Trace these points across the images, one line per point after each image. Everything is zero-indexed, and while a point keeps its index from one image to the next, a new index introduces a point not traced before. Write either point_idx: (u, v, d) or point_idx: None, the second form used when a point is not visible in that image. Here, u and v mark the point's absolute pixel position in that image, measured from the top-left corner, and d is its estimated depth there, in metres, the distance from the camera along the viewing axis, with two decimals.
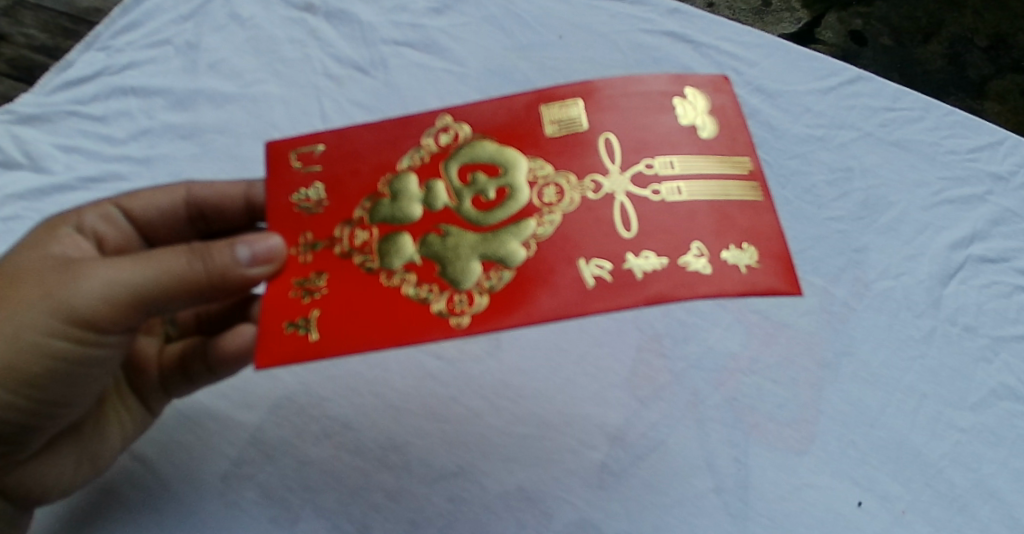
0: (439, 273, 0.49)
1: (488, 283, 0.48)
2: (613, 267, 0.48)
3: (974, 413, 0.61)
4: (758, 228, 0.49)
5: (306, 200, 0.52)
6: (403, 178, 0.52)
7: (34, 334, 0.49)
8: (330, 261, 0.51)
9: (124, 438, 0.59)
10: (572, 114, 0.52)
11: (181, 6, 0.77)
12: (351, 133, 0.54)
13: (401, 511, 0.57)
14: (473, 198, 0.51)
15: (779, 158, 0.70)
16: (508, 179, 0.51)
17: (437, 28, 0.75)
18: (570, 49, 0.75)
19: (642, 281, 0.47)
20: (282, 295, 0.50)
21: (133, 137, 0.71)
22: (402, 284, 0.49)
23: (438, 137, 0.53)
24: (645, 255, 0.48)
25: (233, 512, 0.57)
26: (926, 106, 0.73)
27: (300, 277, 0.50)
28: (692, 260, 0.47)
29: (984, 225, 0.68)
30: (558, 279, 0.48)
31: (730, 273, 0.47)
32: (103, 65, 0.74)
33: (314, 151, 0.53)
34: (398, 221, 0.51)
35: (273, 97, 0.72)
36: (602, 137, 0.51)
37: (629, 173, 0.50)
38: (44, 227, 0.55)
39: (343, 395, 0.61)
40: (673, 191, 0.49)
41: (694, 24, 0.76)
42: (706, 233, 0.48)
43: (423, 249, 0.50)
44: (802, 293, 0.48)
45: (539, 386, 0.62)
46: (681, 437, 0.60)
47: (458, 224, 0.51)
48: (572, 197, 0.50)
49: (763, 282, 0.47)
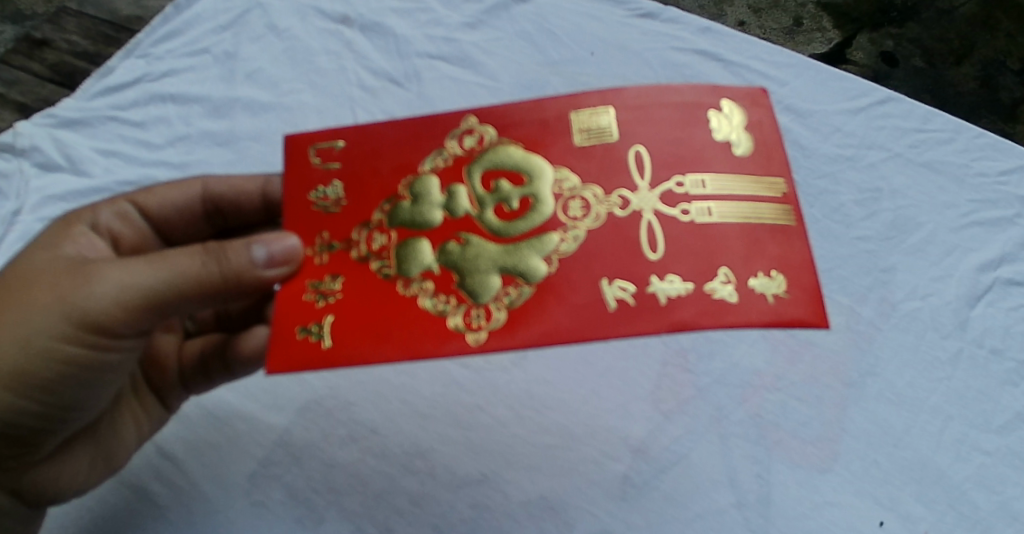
0: (457, 284, 0.49)
1: (506, 298, 0.48)
2: (636, 290, 0.47)
3: (1001, 436, 0.61)
4: (788, 257, 0.48)
5: (324, 198, 0.53)
6: (424, 181, 0.52)
7: (46, 339, 0.50)
8: (347, 265, 0.51)
9: (140, 436, 0.60)
10: (602, 122, 0.50)
11: (221, 16, 0.78)
12: (372, 130, 0.53)
13: (425, 517, 0.58)
14: (496, 207, 0.51)
15: (808, 178, 0.70)
16: (533, 188, 0.51)
17: (470, 43, 0.77)
18: (600, 66, 0.76)
19: (667, 306, 0.47)
20: (296, 298, 0.50)
21: (170, 143, 0.73)
22: (418, 294, 0.49)
23: (462, 139, 0.52)
24: (670, 278, 0.47)
25: (259, 512, 0.58)
26: (956, 128, 0.73)
27: (315, 279, 0.51)
28: (718, 287, 0.47)
29: (1013, 248, 0.68)
30: (579, 299, 0.48)
31: (756, 302, 0.47)
32: (143, 72, 0.76)
33: (333, 148, 0.53)
34: (418, 226, 0.51)
35: (308, 107, 0.74)
36: (632, 150, 0.50)
37: (658, 191, 0.49)
38: (60, 224, 0.57)
39: (372, 401, 0.62)
40: (703, 211, 0.49)
41: (725, 43, 0.76)
42: (733, 259, 0.48)
43: (441, 258, 0.50)
44: (829, 326, 0.47)
45: (563, 396, 0.62)
46: (704, 451, 0.60)
47: (479, 233, 0.50)
48: (597, 212, 0.49)
49: (791, 312, 0.47)
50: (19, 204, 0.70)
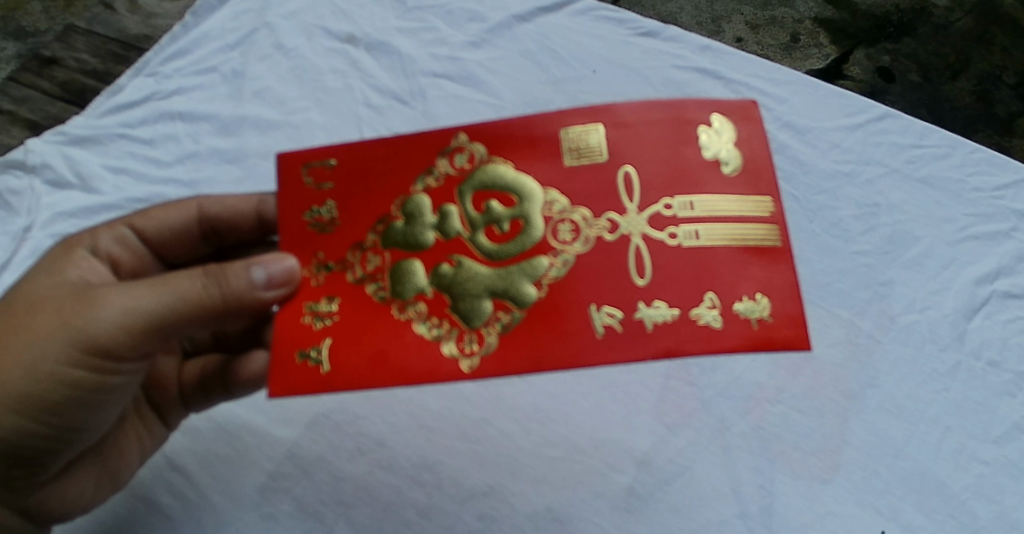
0: (450, 308, 0.50)
1: (497, 323, 0.49)
2: (624, 316, 0.48)
3: (999, 447, 0.62)
4: (774, 279, 0.49)
5: (318, 218, 0.53)
6: (416, 201, 0.52)
7: (53, 364, 0.51)
8: (342, 286, 0.52)
9: (143, 454, 0.60)
10: (592, 141, 0.50)
11: (227, 35, 0.79)
12: (363, 148, 0.53)
13: (432, 528, 0.59)
14: (486, 230, 0.51)
15: (807, 194, 0.72)
16: (522, 210, 0.51)
17: (474, 61, 0.78)
18: (603, 84, 0.77)
19: (653, 332, 0.48)
20: (295, 321, 0.51)
21: (180, 160, 0.74)
22: (413, 319, 0.50)
23: (452, 158, 0.52)
24: (656, 304, 0.48)
25: (269, 524, 0.59)
26: (953, 144, 0.74)
27: (312, 301, 0.51)
28: (704, 312, 0.48)
29: (1010, 261, 0.69)
30: (568, 326, 0.48)
31: (741, 327, 0.47)
32: (152, 90, 0.77)
33: (326, 167, 0.53)
34: (411, 247, 0.51)
35: (315, 125, 0.76)
36: (621, 171, 0.50)
37: (646, 213, 0.49)
38: (61, 248, 0.58)
39: (378, 414, 0.63)
40: (691, 235, 0.49)
41: (725, 61, 0.78)
42: (719, 283, 0.48)
43: (434, 280, 0.51)
44: (812, 348, 0.48)
45: (568, 409, 0.63)
46: (706, 464, 0.61)
47: (471, 255, 0.51)
48: (587, 236, 0.50)
49: (776, 336, 0.48)
50: (30, 221, 0.71)
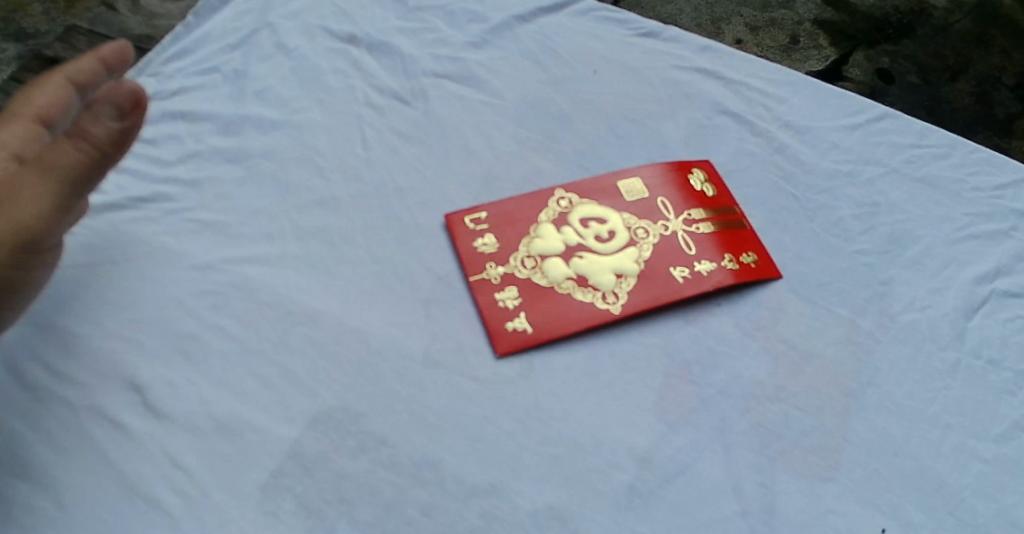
0: (590, 281, 0.66)
1: (624, 283, 0.66)
2: (688, 271, 0.67)
3: (998, 445, 0.62)
4: (760, 242, 0.70)
5: (485, 246, 0.68)
6: (542, 228, 0.69)
7: None
8: (517, 279, 0.66)
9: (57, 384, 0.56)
10: (636, 187, 0.72)
11: (228, 37, 0.81)
12: (503, 201, 0.71)
13: (434, 526, 0.57)
14: (595, 237, 0.69)
15: (806, 193, 0.74)
16: (613, 224, 0.70)
17: (475, 62, 0.80)
18: (602, 83, 0.80)
19: (705, 278, 0.67)
20: (496, 304, 0.65)
21: (181, 160, 0.73)
22: (572, 291, 0.66)
23: (559, 203, 0.71)
24: (701, 261, 0.68)
25: (271, 522, 0.56)
26: (952, 144, 0.77)
27: (501, 292, 0.66)
28: (728, 260, 0.68)
29: (1009, 261, 0.70)
30: (655, 278, 0.67)
31: (752, 268, 0.68)
32: (154, 90, 0.77)
33: (480, 216, 0.70)
34: (551, 252, 0.68)
35: (317, 124, 0.75)
36: (658, 199, 0.71)
37: (679, 218, 0.70)
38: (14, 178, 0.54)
39: (381, 411, 0.61)
40: (704, 227, 0.70)
41: (724, 60, 0.82)
42: (733, 246, 0.69)
43: (571, 268, 0.67)
44: (784, 277, 0.69)
45: (568, 407, 0.62)
46: (706, 463, 0.60)
47: (590, 251, 0.68)
48: (654, 232, 0.70)
49: (771, 274, 0.68)
50: None
